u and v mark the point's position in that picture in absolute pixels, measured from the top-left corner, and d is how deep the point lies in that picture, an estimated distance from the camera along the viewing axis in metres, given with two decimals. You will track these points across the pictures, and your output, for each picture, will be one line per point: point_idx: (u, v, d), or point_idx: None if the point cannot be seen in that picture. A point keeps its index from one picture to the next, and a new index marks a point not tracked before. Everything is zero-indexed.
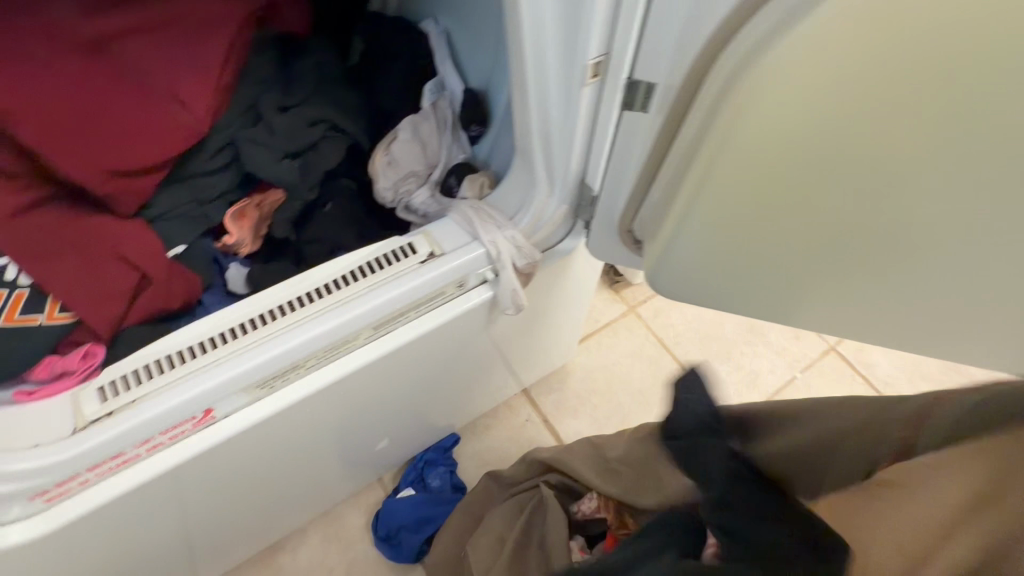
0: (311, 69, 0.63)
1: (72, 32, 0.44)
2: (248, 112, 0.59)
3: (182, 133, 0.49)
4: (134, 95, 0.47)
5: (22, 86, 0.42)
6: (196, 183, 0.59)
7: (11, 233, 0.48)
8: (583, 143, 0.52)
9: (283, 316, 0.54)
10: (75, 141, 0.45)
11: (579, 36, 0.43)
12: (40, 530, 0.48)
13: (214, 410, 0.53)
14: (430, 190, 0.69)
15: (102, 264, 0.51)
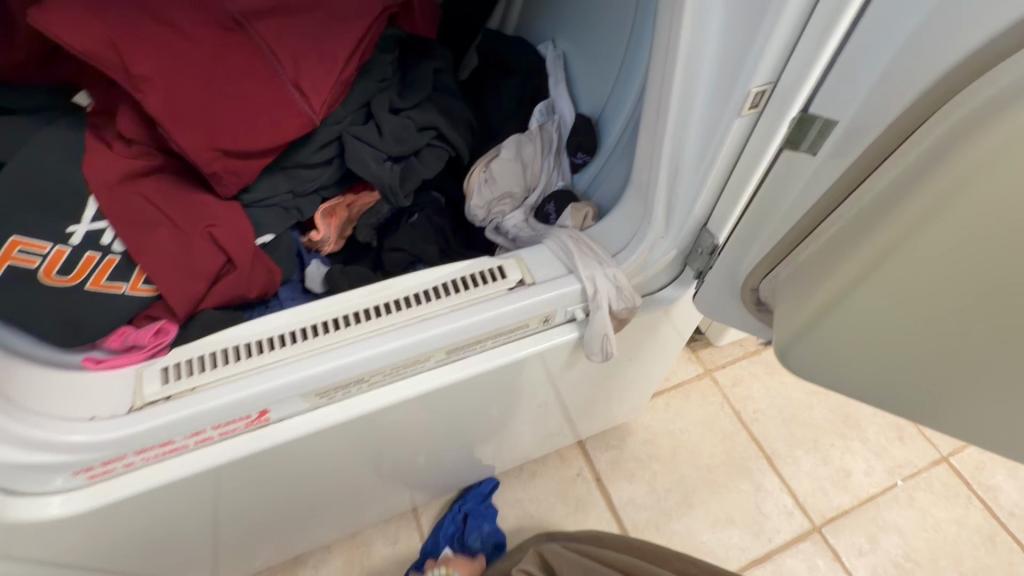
0: (427, 75, 0.61)
1: (215, 8, 0.44)
2: (360, 109, 0.58)
3: (297, 121, 0.47)
4: (259, 77, 0.46)
5: (158, 54, 0.42)
6: (298, 174, 0.57)
7: (113, 197, 0.47)
8: (718, 182, 0.45)
9: (356, 324, 0.50)
10: (193, 115, 0.44)
11: (749, 58, 0.37)
12: (79, 507, 0.46)
13: (270, 412, 0.49)
14: (524, 214, 0.64)
15: (193, 242, 0.50)
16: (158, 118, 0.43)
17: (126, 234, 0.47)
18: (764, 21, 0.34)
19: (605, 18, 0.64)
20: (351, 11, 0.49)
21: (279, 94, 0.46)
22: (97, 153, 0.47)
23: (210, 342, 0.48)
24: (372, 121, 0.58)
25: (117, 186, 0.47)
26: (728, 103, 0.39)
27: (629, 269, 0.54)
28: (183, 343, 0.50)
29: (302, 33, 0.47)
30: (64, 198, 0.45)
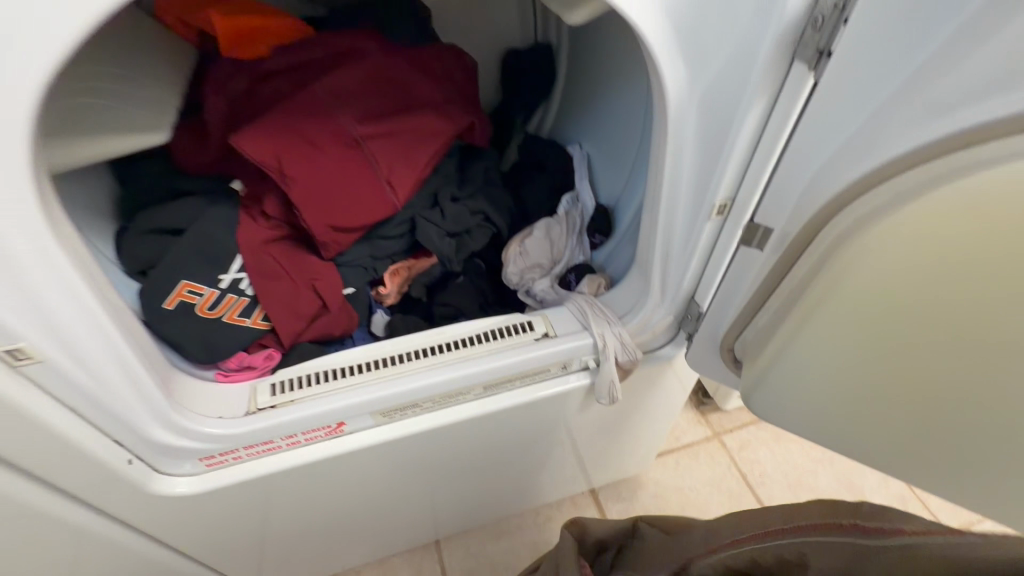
0: (479, 174, 0.80)
1: (343, 130, 0.62)
2: (429, 197, 0.75)
3: (387, 208, 0.65)
4: (366, 178, 0.63)
5: (302, 162, 0.60)
6: (377, 243, 0.74)
7: (253, 255, 0.64)
8: (698, 264, 0.60)
9: (415, 359, 0.65)
10: (319, 203, 0.62)
11: (712, 183, 0.52)
12: (197, 487, 0.60)
13: (344, 425, 0.63)
14: (551, 281, 0.79)
15: (300, 291, 0.67)
16: (296, 204, 0.61)
17: (257, 282, 0.64)
18: (721, 161, 0.50)
19: (620, 133, 0.83)
20: (432, 131, 0.67)
21: (377, 189, 0.64)
22: (245, 223, 0.65)
23: (306, 366, 0.63)
24: (437, 206, 0.76)
25: (258, 248, 0.64)
26: (701, 211, 0.55)
27: (632, 329, 0.68)
28: (283, 366, 0.65)
29: (398, 147, 0.65)
30: (218, 254, 0.63)
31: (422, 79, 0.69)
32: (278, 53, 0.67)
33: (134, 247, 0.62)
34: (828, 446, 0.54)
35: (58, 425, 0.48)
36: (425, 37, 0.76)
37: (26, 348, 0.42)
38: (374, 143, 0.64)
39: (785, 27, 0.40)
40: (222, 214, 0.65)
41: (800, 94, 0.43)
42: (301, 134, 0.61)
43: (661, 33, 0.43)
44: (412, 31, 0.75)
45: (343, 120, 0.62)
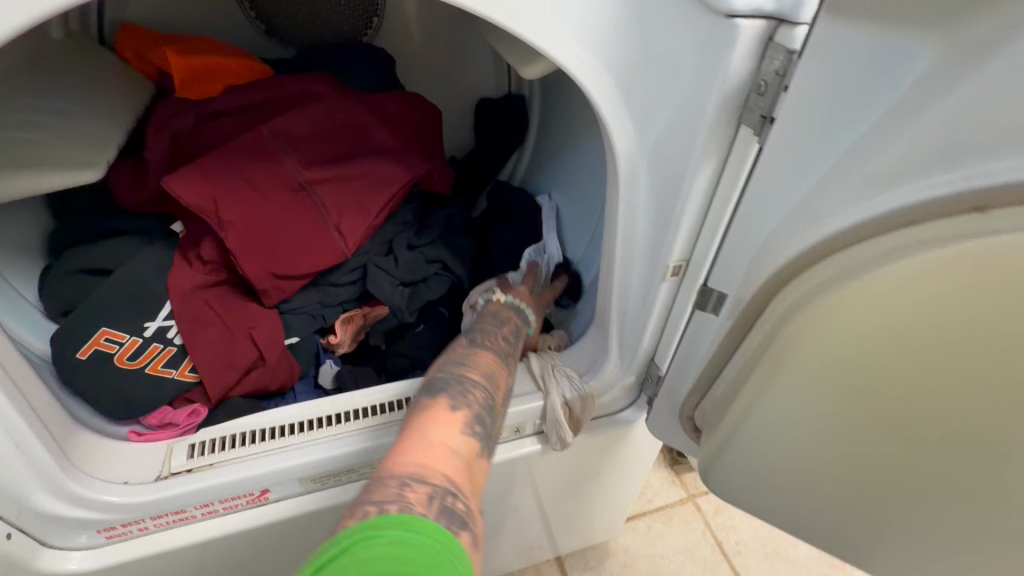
0: (442, 221, 0.78)
1: (289, 175, 0.60)
2: (385, 244, 0.73)
3: (334, 256, 0.62)
4: (312, 224, 0.60)
5: (243, 208, 0.57)
6: (327, 289, 0.70)
7: (185, 302, 0.60)
8: (656, 326, 0.57)
9: (353, 420, 0.59)
10: (258, 249, 0.58)
11: (664, 244, 0.50)
12: (94, 563, 0.53)
13: (269, 492, 0.57)
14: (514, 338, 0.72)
15: (236, 341, 0.62)
16: (234, 252, 0.57)
17: (186, 331, 0.59)
18: (671, 222, 0.48)
19: (587, 186, 0.81)
20: (387, 179, 0.64)
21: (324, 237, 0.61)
22: (180, 267, 0.61)
23: (233, 425, 0.57)
24: (392, 253, 0.73)
25: (191, 294, 0.60)
26: (655, 270, 0.52)
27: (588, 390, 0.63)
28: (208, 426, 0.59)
29: (348, 195, 0.62)
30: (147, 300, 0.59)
31: (380, 126, 0.67)
32: (232, 94, 0.66)
33: (55, 289, 0.58)
34: (793, 531, 0.49)
35: None
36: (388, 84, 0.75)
37: None
38: (323, 191, 0.61)
39: (729, 93, 0.39)
40: (157, 255, 0.61)
41: (746, 159, 0.42)
42: (244, 179, 0.58)
43: (604, 93, 0.42)
44: (375, 79, 0.74)
45: (291, 165, 0.60)
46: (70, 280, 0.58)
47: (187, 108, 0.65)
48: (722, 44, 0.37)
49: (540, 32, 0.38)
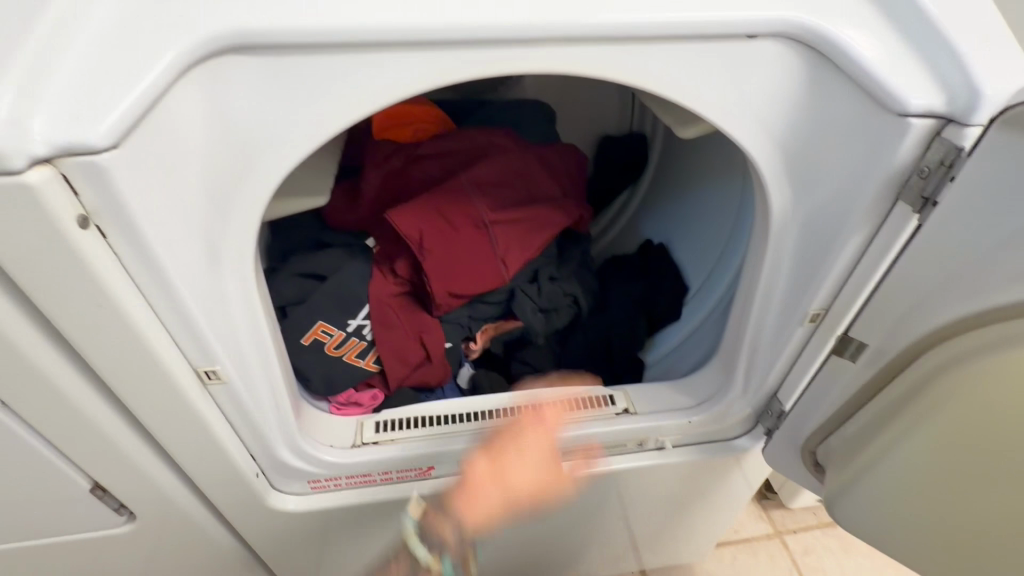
0: (576, 256, 0.88)
1: (474, 212, 0.72)
2: (530, 273, 0.83)
3: (497, 282, 0.73)
4: (485, 254, 0.72)
5: (438, 235, 0.70)
6: (476, 307, 0.81)
7: (379, 307, 0.73)
8: (784, 364, 0.63)
9: (503, 418, 0.70)
10: (442, 270, 0.70)
11: (807, 294, 0.56)
12: (303, 505, 0.67)
13: (433, 468, 0.69)
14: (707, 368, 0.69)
15: (410, 344, 0.75)
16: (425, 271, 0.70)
17: (378, 331, 0.73)
18: (818, 276, 0.54)
19: (708, 228, 0.88)
20: (546, 220, 0.76)
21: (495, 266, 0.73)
22: (378, 279, 0.74)
23: (406, 409, 0.69)
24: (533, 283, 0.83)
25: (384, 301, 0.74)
26: (792, 315, 0.58)
27: (707, 417, 0.70)
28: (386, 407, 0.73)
29: (519, 232, 0.73)
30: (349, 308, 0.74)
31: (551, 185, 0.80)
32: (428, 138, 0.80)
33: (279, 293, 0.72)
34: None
35: (221, 440, 0.55)
36: (543, 133, 0.87)
37: (220, 370, 0.50)
38: (499, 225, 0.73)
39: (891, 176, 0.45)
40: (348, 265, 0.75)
41: (900, 232, 0.48)
42: (441, 211, 0.71)
43: (774, 167, 0.49)
44: (531, 128, 0.86)
45: (475, 203, 0.72)
46: (292, 279, 0.72)
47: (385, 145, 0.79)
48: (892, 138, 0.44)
49: (727, 118, 0.47)
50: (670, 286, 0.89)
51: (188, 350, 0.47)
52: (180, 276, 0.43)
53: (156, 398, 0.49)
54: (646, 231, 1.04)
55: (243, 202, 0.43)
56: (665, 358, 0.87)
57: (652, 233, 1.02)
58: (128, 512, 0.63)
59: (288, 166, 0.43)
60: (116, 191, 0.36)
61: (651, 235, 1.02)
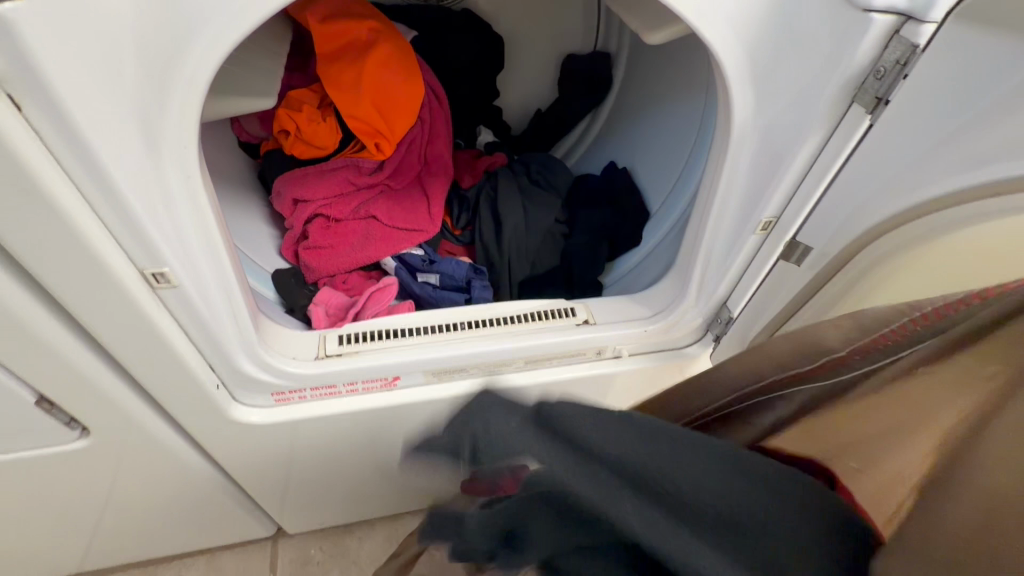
0: (526, 181, 0.94)
1: (359, 173, 0.84)
2: (489, 194, 0.91)
3: (388, 232, 0.85)
4: (373, 210, 0.85)
5: (333, 189, 0.83)
6: (450, 229, 0.92)
7: (315, 235, 0.82)
8: (735, 274, 0.66)
9: (466, 328, 0.70)
10: (335, 217, 0.84)
11: (759, 204, 0.58)
12: (270, 418, 0.67)
13: (400, 379, 0.69)
14: (642, 325, 0.74)
15: (355, 268, 0.85)
16: (325, 214, 0.83)
17: (322, 256, 0.82)
18: (774, 180, 0.55)
19: (669, 149, 0.88)
20: (427, 190, 0.89)
21: (384, 212, 0.86)
22: (314, 211, 0.83)
23: (371, 323, 0.69)
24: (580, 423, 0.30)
25: (321, 228, 0.83)
26: (747, 224, 0.60)
27: (661, 326, 0.73)
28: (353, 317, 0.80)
29: (400, 199, 0.87)
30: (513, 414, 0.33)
31: (443, 128, 0.92)
32: (358, 62, 0.79)
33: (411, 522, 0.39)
34: None
35: (177, 347, 0.54)
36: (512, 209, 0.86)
37: (168, 273, 0.47)
38: (385, 191, 0.87)
39: (849, 76, 0.47)
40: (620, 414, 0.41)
41: (853, 137, 0.50)
42: (342, 173, 0.84)
43: (740, 66, 0.49)
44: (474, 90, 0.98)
45: (366, 168, 0.85)
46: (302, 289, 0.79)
47: (322, 64, 0.79)
48: (856, 34, 0.45)
49: (699, 10, 0.45)
50: (632, 208, 0.90)
51: (134, 251, 0.45)
52: (117, 161, 0.40)
53: (103, 301, 0.47)
54: (608, 154, 1.04)
55: (182, 82, 0.39)
56: (625, 276, 0.90)
57: (614, 156, 1.02)
58: (79, 427, 0.61)
59: (230, 43, 0.39)
60: (34, 55, 0.33)
61: (613, 157, 1.02)
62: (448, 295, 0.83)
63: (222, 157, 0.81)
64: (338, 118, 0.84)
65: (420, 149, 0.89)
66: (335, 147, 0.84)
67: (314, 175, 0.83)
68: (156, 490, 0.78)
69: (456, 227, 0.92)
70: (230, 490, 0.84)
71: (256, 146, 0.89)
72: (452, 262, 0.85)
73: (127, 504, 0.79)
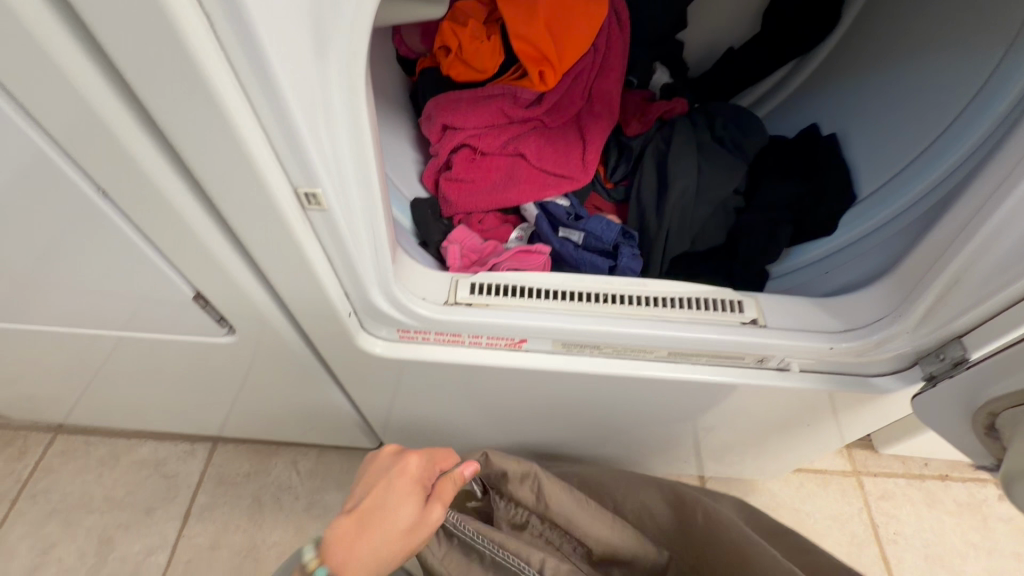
0: (703, 134, 0.78)
1: (515, 104, 0.75)
2: (655, 146, 0.78)
3: (535, 175, 0.77)
4: (523, 148, 0.77)
5: (484, 119, 0.76)
6: (601, 180, 0.81)
7: (459, 167, 0.76)
8: (992, 308, 0.51)
9: (609, 303, 0.61)
10: (482, 151, 0.77)
11: None
12: (392, 352, 0.65)
13: (525, 342, 0.63)
14: (831, 340, 0.60)
15: (493, 209, 0.78)
16: (471, 147, 0.77)
17: (462, 191, 0.76)
18: None
19: (906, 119, 0.68)
20: (584, 132, 0.78)
21: (534, 152, 0.77)
22: (462, 140, 0.76)
23: (506, 275, 0.62)
24: None
25: (466, 161, 0.77)
26: (1009, 271, 0.48)
27: (856, 347, 0.59)
28: (485, 264, 0.75)
29: (553, 140, 0.78)
30: None
31: (618, 61, 0.79)
32: None
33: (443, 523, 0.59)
34: None
35: (320, 273, 0.52)
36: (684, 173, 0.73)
37: (321, 196, 0.44)
38: (538, 128, 0.77)
39: None
40: None
41: None
42: (497, 102, 0.75)
43: None
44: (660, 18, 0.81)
45: (524, 99, 0.75)
46: (436, 224, 0.75)
47: None
48: None
49: None
50: (835, 188, 0.72)
51: (291, 167, 0.41)
52: (290, 73, 0.35)
53: (258, 217, 0.45)
54: (811, 114, 0.83)
55: None
56: (801, 270, 0.74)
57: (821, 118, 0.81)
58: (226, 324, 0.64)
59: None
60: None
61: (817, 120, 0.81)
62: (588, 258, 0.74)
63: (379, 70, 0.77)
64: (503, 38, 0.74)
65: (585, 83, 0.78)
66: (494, 71, 0.76)
67: (469, 100, 0.76)
68: (283, 388, 0.83)
69: (609, 179, 0.80)
70: (346, 403, 0.88)
71: (412, 62, 0.83)
72: (601, 222, 0.75)
73: (260, 393, 0.85)
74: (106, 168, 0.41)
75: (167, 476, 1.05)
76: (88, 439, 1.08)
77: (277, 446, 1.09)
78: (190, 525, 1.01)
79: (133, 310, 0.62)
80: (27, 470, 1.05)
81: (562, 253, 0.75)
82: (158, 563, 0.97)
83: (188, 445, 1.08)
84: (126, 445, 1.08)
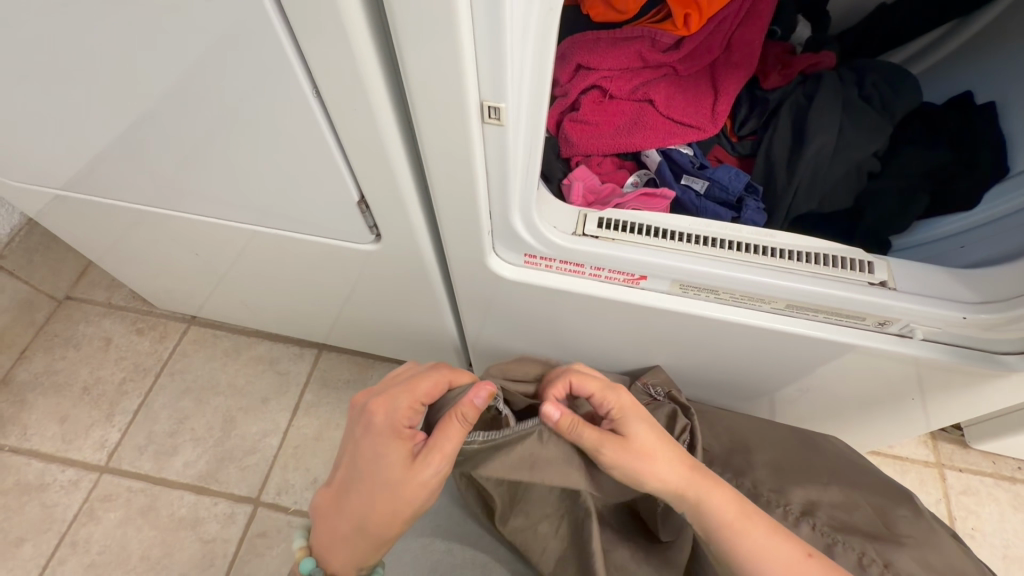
0: (845, 92, 0.75)
1: (654, 47, 0.75)
2: (792, 102, 0.76)
3: (664, 122, 0.77)
4: (656, 93, 0.76)
5: (621, 61, 0.75)
6: (728, 133, 0.80)
7: (589, 108, 0.77)
8: None
9: (735, 250, 0.63)
10: (614, 94, 0.77)
11: None
12: (516, 276, 0.70)
13: (644, 280, 0.66)
14: (966, 311, 0.59)
15: (616, 153, 0.79)
16: (603, 89, 0.77)
17: (589, 132, 0.77)
18: None
19: None
20: (720, 81, 0.77)
21: (667, 98, 0.76)
22: (595, 81, 0.76)
23: (635, 213, 0.64)
24: None
25: (596, 102, 0.77)
26: None
27: (992, 320, 0.58)
28: (605, 205, 0.77)
29: (687, 87, 0.77)
30: None
31: (764, 10, 0.77)
32: None
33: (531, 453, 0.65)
34: None
35: (477, 189, 0.57)
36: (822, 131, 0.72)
37: (502, 111, 0.48)
38: (673, 74, 0.77)
39: None
40: None
41: None
42: (636, 44, 0.75)
43: None
44: None
45: (664, 42, 0.75)
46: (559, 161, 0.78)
47: None
48: None
49: None
50: (987, 158, 0.68)
51: (484, 80, 0.46)
52: None
53: (442, 127, 0.50)
54: (965, 80, 0.78)
55: None
56: (932, 242, 0.72)
57: (977, 86, 0.75)
58: (374, 232, 0.71)
59: None
60: None
61: (972, 86, 0.76)
62: (709, 207, 0.75)
63: None
64: None
65: (727, 31, 0.77)
66: (635, 13, 0.76)
67: (606, 41, 0.76)
68: (398, 304, 0.91)
69: (737, 132, 0.80)
70: (450, 325, 0.95)
71: None
72: (728, 172, 0.76)
73: (376, 307, 0.94)
74: (329, 68, 0.48)
75: (280, 373, 1.19)
76: (216, 333, 1.23)
77: (374, 360, 1.20)
78: (299, 417, 1.14)
79: (298, 211, 0.70)
80: (167, 351, 1.21)
81: (683, 200, 0.76)
82: (272, 444, 1.11)
83: (297, 348, 1.21)
84: (246, 342, 1.23)
